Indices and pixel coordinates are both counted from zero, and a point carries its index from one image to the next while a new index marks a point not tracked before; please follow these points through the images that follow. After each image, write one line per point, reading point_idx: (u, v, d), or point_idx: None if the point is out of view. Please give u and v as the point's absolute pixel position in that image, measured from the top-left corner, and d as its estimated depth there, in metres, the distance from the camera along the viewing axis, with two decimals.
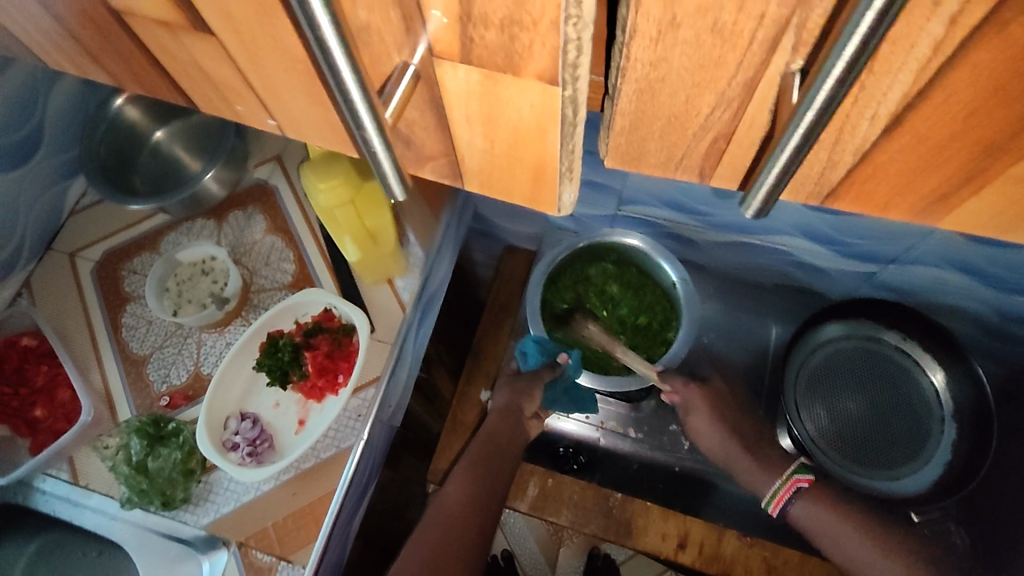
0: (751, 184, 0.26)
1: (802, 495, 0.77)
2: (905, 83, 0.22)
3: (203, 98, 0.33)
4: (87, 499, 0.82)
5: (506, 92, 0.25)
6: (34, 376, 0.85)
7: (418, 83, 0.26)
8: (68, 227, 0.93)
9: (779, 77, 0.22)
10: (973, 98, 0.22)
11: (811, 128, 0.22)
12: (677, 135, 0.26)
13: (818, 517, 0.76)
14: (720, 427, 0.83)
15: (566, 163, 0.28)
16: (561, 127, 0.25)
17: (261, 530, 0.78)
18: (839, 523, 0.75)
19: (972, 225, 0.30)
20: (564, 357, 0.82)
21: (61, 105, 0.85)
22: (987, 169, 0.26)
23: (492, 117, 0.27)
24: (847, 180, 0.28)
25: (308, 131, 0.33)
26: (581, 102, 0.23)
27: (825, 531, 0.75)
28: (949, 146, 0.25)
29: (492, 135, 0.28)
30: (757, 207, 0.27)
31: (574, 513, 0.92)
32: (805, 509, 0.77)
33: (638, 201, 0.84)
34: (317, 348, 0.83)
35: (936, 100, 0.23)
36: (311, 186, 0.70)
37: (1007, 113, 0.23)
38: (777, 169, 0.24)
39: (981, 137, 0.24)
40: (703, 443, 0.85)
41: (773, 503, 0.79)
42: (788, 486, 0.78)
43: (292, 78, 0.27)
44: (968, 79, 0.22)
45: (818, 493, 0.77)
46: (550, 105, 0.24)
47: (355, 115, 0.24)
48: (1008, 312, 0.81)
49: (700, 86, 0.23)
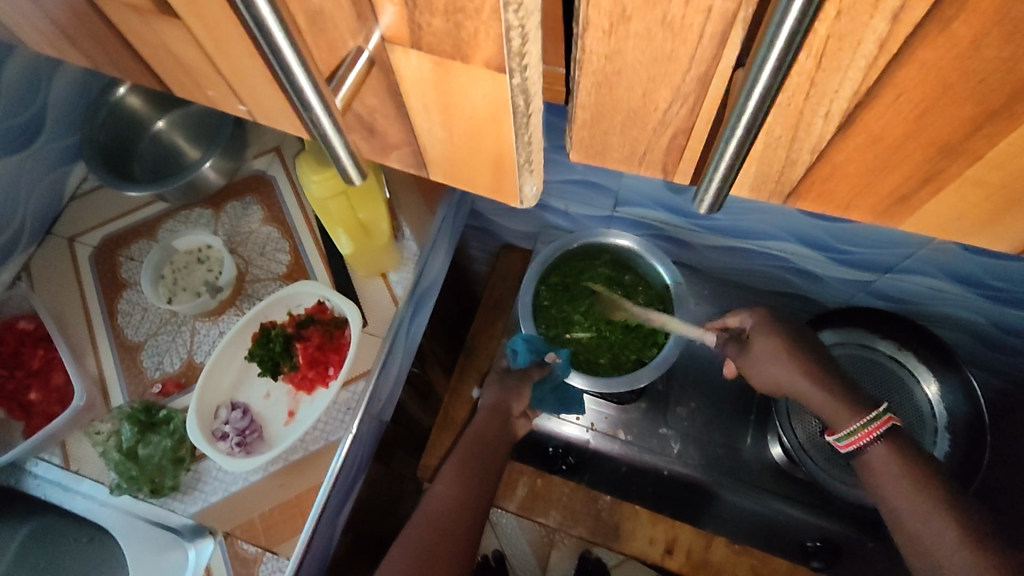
0: (702, 179, 0.26)
1: (883, 441, 0.59)
2: (854, 80, 0.22)
3: (179, 85, 0.33)
4: (77, 484, 0.82)
5: (458, 80, 0.25)
6: (30, 360, 0.86)
7: (373, 69, 0.26)
8: (67, 213, 0.93)
9: (730, 73, 0.22)
10: (921, 97, 0.22)
11: (751, 124, 0.22)
12: (638, 129, 0.26)
13: (895, 473, 0.57)
14: (795, 355, 0.63)
15: (523, 156, 0.27)
16: (514, 117, 0.25)
17: (248, 521, 0.79)
18: (920, 488, 0.56)
19: (934, 227, 0.29)
20: (553, 356, 0.83)
21: (64, 88, 0.86)
22: (944, 170, 0.25)
23: (448, 107, 0.27)
24: (806, 179, 0.28)
25: (278, 119, 0.33)
26: (532, 90, 0.23)
27: (904, 492, 0.56)
28: (905, 145, 0.25)
29: (450, 124, 0.28)
30: (709, 204, 0.27)
31: (562, 514, 0.98)
32: (883, 459, 0.58)
33: (633, 201, 0.85)
34: (309, 339, 0.84)
35: (886, 99, 0.23)
36: (305, 175, 0.71)
37: (958, 113, 0.23)
38: (725, 163, 0.24)
39: (935, 138, 0.24)
40: (763, 377, 0.65)
41: (844, 442, 0.60)
42: (877, 425, 0.59)
43: (257, 65, 0.27)
44: (917, 77, 0.21)
45: (904, 445, 0.58)
46: (501, 95, 0.24)
47: (303, 98, 0.24)
48: (1004, 323, 0.80)
49: (656, 80, 0.23)
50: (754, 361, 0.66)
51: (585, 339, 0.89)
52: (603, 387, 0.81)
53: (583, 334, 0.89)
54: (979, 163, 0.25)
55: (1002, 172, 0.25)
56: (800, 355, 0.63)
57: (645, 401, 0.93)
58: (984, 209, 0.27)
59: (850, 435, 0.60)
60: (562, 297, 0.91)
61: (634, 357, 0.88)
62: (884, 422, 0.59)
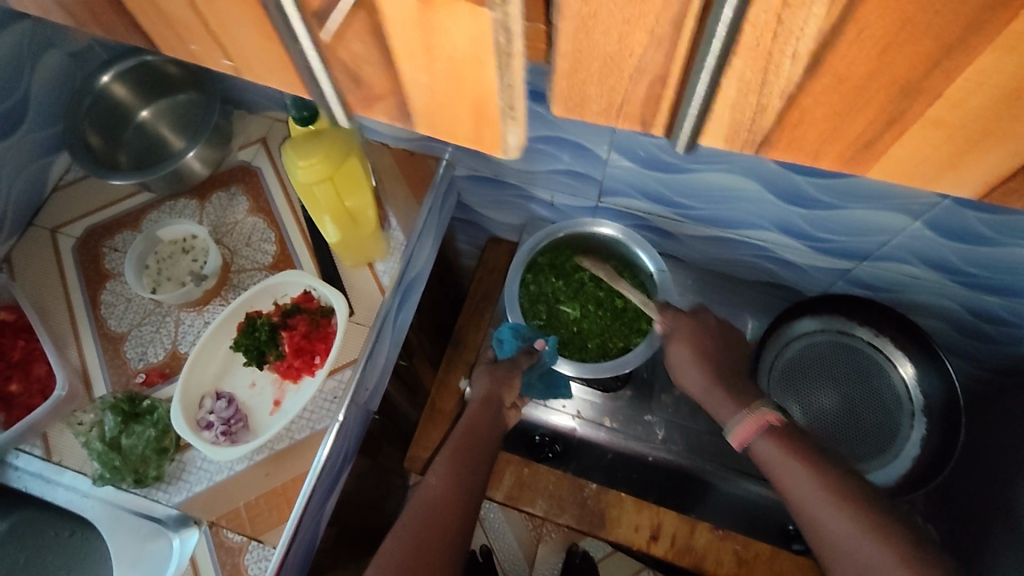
0: (677, 119, 0.29)
1: (770, 435, 0.63)
2: (819, 16, 0.22)
3: (162, 40, 0.33)
4: (59, 475, 0.81)
5: (440, 18, 0.24)
6: (10, 352, 0.85)
7: (358, 11, 0.26)
8: (50, 204, 0.93)
9: (702, 11, 0.23)
10: (882, 33, 0.22)
11: (726, 39, 0.24)
12: (615, 79, 0.27)
13: (781, 464, 0.61)
14: (701, 358, 0.73)
15: (505, 99, 0.28)
16: (496, 56, 0.25)
17: (233, 510, 0.78)
18: (807, 473, 0.60)
19: (898, 174, 0.29)
20: (540, 344, 0.85)
21: (48, 77, 0.86)
22: (907, 112, 0.25)
23: (430, 47, 0.26)
24: (779, 129, 0.27)
25: (262, 74, 0.32)
26: (512, 26, 0.24)
27: (788, 479, 0.61)
28: (868, 88, 0.24)
29: (432, 69, 0.27)
30: (685, 143, 0.30)
31: (549, 502, 0.94)
32: (765, 449, 0.63)
33: (618, 191, 0.86)
34: (294, 329, 0.83)
35: (849, 37, 0.23)
36: (291, 163, 0.74)
37: (916, 48, 0.23)
38: (697, 91, 0.26)
39: (896, 77, 0.24)
40: (682, 378, 0.75)
41: (734, 438, 0.65)
42: (755, 422, 0.64)
43: (245, 9, 0.28)
44: (876, 12, 0.22)
45: (786, 434, 0.63)
46: (483, 31, 0.24)
47: (290, 27, 0.27)
48: (979, 309, 0.83)
49: (632, 23, 0.24)
50: (674, 362, 0.75)
51: (573, 316, 0.91)
52: (591, 371, 0.83)
53: (571, 309, 0.91)
54: (939, 103, 0.25)
55: (962, 111, 0.25)
56: (707, 361, 0.72)
57: (632, 388, 0.95)
58: (946, 157, 0.27)
59: (737, 428, 0.65)
60: (550, 276, 0.92)
61: (621, 344, 0.89)
62: (762, 418, 0.64)
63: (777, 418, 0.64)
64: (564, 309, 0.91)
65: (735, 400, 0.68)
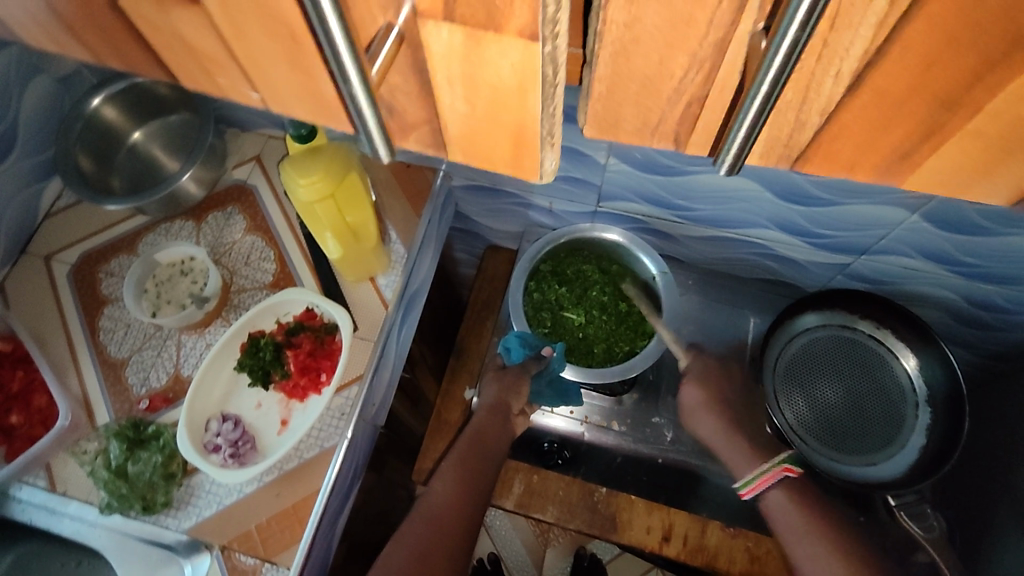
0: (721, 145, 0.27)
1: (780, 488, 0.75)
2: (865, 38, 0.23)
3: (185, 73, 0.33)
4: (64, 505, 0.80)
5: (488, 52, 0.25)
6: (9, 383, 0.83)
7: (401, 48, 0.26)
8: (42, 231, 0.92)
9: (748, 38, 0.23)
10: (926, 54, 0.23)
11: (785, 66, 0.22)
12: (653, 99, 0.27)
13: (787, 511, 0.73)
14: (711, 401, 0.81)
15: (546, 127, 0.29)
16: (542, 91, 0.26)
17: (245, 533, 0.77)
18: (805, 525, 0.71)
19: (934, 185, 0.30)
20: (549, 351, 0.84)
21: (35, 103, 0.85)
22: (944, 127, 0.26)
23: (472, 77, 0.27)
24: (815, 142, 0.28)
25: (288, 103, 0.32)
26: (561, 58, 0.24)
27: (789, 528, 0.72)
28: (907, 103, 0.25)
29: (473, 99, 0.28)
30: (728, 166, 0.28)
31: (559, 509, 0.93)
32: (779, 501, 0.74)
33: (616, 196, 0.87)
34: (300, 347, 0.83)
35: (893, 57, 0.23)
36: (291, 181, 0.73)
37: (959, 66, 0.23)
38: (748, 122, 0.25)
39: (937, 92, 0.24)
40: (696, 422, 0.82)
41: (748, 488, 0.76)
42: (771, 473, 0.75)
43: (275, 44, 0.28)
44: (922, 33, 0.22)
45: (796, 489, 0.75)
46: (530, 63, 0.25)
47: (343, 70, 0.24)
48: (978, 299, 0.84)
49: (673, 47, 0.24)
50: (687, 402, 0.82)
51: (578, 322, 0.91)
52: (598, 377, 0.83)
53: (575, 316, 0.91)
54: (979, 118, 0.25)
55: (1003, 124, 0.25)
56: (716, 405, 0.80)
57: (638, 391, 0.97)
58: (984, 172, 0.28)
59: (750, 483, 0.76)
60: (552, 283, 0.92)
61: (626, 347, 0.90)
62: (777, 471, 0.75)
63: (790, 470, 0.75)
64: (568, 316, 0.91)
65: (751, 453, 0.78)
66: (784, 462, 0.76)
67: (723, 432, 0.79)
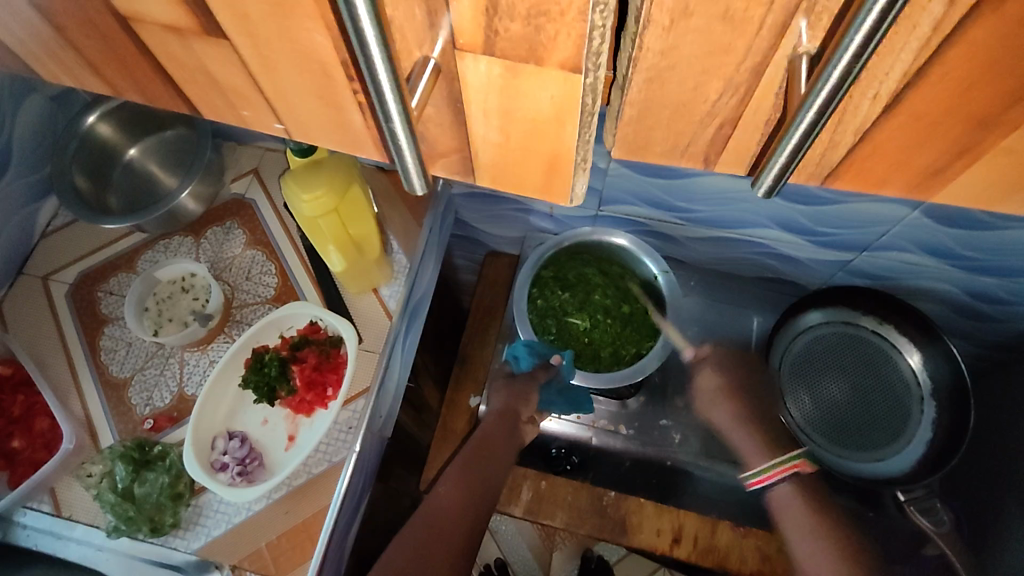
0: (760, 168, 0.29)
1: (792, 481, 0.84)
2: (905, 63, 0.24)
3: (207, 103, 0.36)
4: (70, 530, 0.79)
5: (526, 84, 0.26)
6: (9, 407, 0.82)
7: (438, 76, 0.27)
8: (39, 251, 0.91)
9: (787, 62, 0.24)
10: (963, 78, 0.25)
11: (833, 95, 0.23)
12: (685, 122, 0.29)
13: (791, 499, 0.83)
14: (726, 390, 0.87)
15: (581, 154, 0.29)
16: (579, 116, 0.27)
17: (256, 551, 0.76)
18: (810, 517, 0.80)
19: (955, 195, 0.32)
20: (558, 359, 0.83)
21: (28, 122, 0.84)
22: (981, 142, 0.28)
23: (509, 110, 0.28)
24: (846, 162, 0.31)
25: (313, 133, 0.35)
26: (600, 89, 0.25)
27: (792, 516, 0.82)
28: (943, 122, 0.27)
29: (507, 128, 0.30)
30: (766, 188, 0.29)
31: (569, 514, 0.93)
32: (787, 493, 0.84)
33: (618, 200, 0.87)
34: (304, 361, 0.82)
35: (932, 80, 0.25)
36: (293, 195, 0.73)
37: (997, 88, 0.25)
38: (791, 148, 0.26)
39: (976, 112, 0.27)
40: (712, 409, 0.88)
41: (755, 479, 0.85)
42: (786, 466, 0.84)
43: (304, 79, 0.29)
44: (963, 58, 0.24)
45: (807, 485, 0.84)
46: (571, 94, 0.26)
47: (386, 111, 0.26)
48: (980, 291, 0.85)
49: (709, 73, 0.26)
50: (704, 391, 0.88)
51: (582, 328, 0.91)
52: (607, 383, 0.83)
53: (580, 321, 0.91)
54: (1015, 133, 0.28)
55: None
56: (733, 393, 0.87)
57: (644, 395, 0.97)
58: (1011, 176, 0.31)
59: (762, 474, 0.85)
60: (555, 288, 0.92)
61: (632, 350, 0.90)
62: (791, 466, 0.84)
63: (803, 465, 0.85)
64: (573, 322, 0.91)
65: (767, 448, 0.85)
66: (796, 458, 0.85)
67: (738, 422, 0.86)
